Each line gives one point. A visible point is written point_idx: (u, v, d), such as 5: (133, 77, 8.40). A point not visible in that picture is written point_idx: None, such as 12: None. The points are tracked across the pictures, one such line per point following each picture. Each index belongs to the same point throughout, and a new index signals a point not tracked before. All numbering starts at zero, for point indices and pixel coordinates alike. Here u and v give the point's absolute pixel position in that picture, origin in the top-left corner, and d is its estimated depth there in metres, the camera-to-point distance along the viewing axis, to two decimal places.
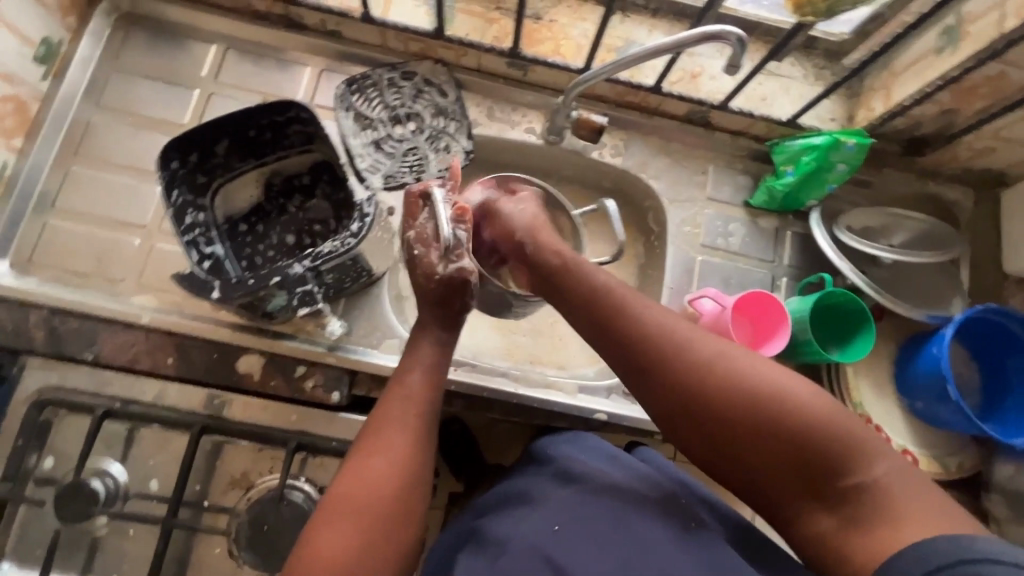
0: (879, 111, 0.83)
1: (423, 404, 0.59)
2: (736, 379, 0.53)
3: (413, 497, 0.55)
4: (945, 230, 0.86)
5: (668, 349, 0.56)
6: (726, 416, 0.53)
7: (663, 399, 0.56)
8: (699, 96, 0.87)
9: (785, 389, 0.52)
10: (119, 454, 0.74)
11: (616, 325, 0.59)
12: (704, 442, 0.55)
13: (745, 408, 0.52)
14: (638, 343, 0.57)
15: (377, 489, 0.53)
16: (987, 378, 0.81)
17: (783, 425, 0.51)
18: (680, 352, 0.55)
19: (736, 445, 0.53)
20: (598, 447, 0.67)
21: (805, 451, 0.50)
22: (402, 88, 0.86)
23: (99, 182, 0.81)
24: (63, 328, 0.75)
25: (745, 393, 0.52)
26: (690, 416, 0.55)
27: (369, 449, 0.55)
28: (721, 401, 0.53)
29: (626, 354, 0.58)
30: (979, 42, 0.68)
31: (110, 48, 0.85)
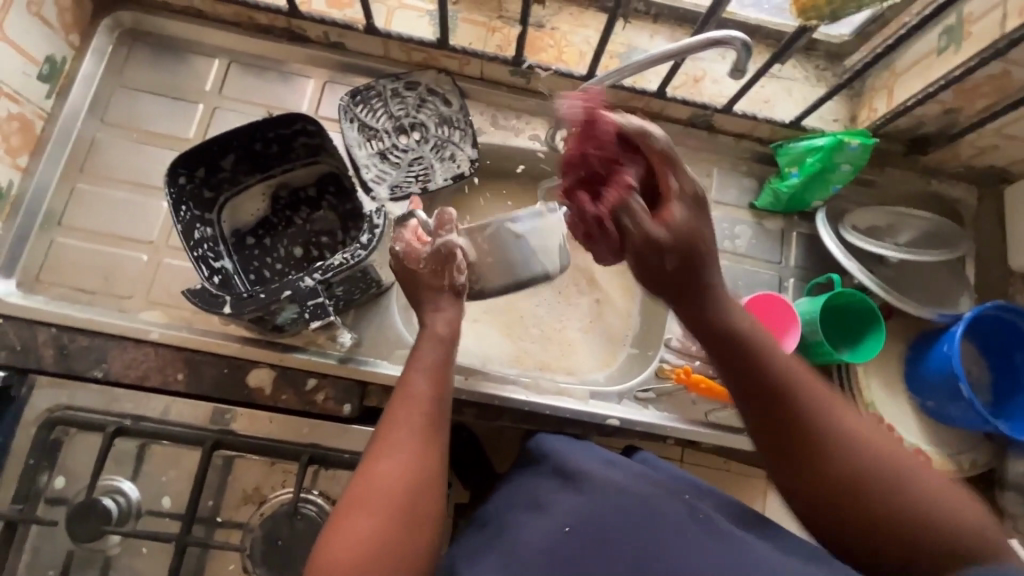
0: (882, 111, 0.83)
1: (434, 404, 0.58)
2: (868, 445, 0.48)
3: (423, 495, 0.53)
4: (949, 228, 0.86)
5: (807, 404, 0.50)
6: (862, 482, 0.47)
7: (795, 458, 0.49)
8: (702, 99, 0.88)
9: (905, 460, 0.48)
10: (131, 472, 0.74)
11: (750, 370, 0.51)
12: (835, 512, 0.48)
13: (882, 476, 0.47)
14: (774, 393, 0.50)
15: (392, 494, 0.52)
16: (996, 375, 0.82)
17: (914, 495, 0.46)
18: (817, 409, 0.49)
19: (870, 516, 0.47)
20: (599, 454, 0.68)
21: (937, 527, 0.45)
22: (406, 98, 0.86)
23: (104, 199, 0.81)
24: (71, 346, 0.74)
25: (876, 460, 0.48)
26: (822, 481, 0.48)
27: (380, 456, 0.54)
28: (860, 466, 0.47)
29: (761, 405, 0.50)
30: (981, 41, 0.68)
31: (112, 64, 0.85)
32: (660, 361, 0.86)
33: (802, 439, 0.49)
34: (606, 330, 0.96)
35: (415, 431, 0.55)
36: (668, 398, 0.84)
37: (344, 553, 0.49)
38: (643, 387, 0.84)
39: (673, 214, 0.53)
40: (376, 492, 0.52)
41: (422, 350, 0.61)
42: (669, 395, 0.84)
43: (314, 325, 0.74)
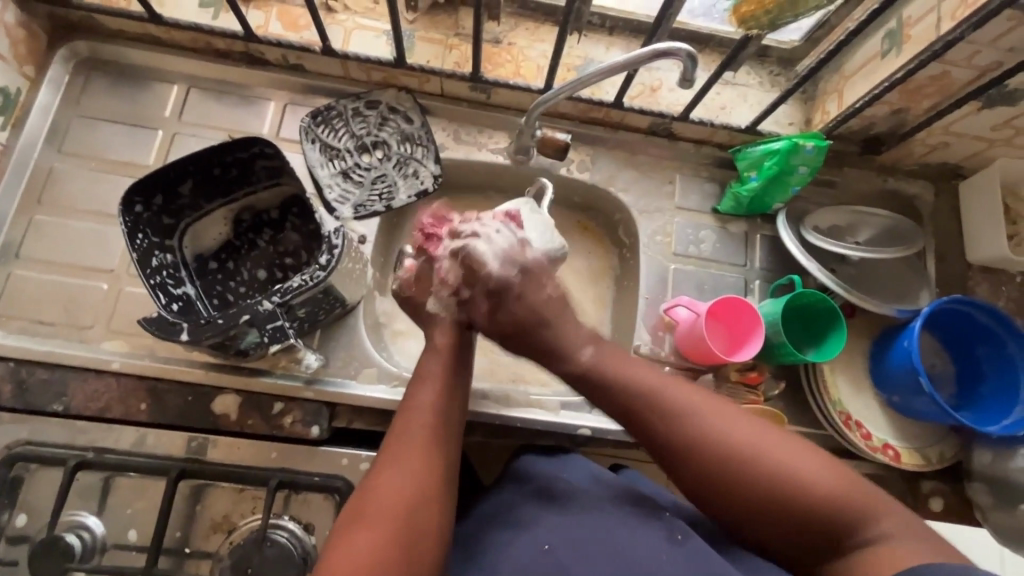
0: (834, 114, 0.84)
1: (434, 423, 0.60)
2: (759, 463, 0.56)
3: (421, 507, 0.55)
4: (907, 225, 0.88)
5: (691, 438, 0.58)
6: (754, 493, 0.56)
7: (691, 485, 0.59)
8: (659, 108, 0.89)
9: (807, 469, 0.55)
10: (96, 506, 0.73)
11: (641, 414, 0.62)
12: (734, 519, 0.57)
13: (771, 487, 0.55)
14: (661, 433, 0.60)
15: (399, 508, 0.54)
16: (960, 367, 0.83)
17: (804, 496, 0.54)
18: (707, 441, 0.58)
19: (764, 519, 0.55)
20: (580, 464, 0.68)
21: (822, 517, 0.53)
22: (367, 117, 0.87)
23: (63, 229, 0.80)
24: (31, 380, 0.74)
25: (767, 473, 0.56)
26: (720, 500, 0.57)
27: (387, 469, 0.57)
28: (753, 479, 0.56)
29: (655, 445, 0.61)
30: (921, 44, 0.70)
31: (69, 94, 0.85)
32: None
33: (694, 469, 0.58)
34: None
35: (422, 447, 0.58)
36: None
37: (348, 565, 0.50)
38: None
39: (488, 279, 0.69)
40: (384, 505, 0.54)
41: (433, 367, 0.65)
42: None
43: (274, 348, 0.73)
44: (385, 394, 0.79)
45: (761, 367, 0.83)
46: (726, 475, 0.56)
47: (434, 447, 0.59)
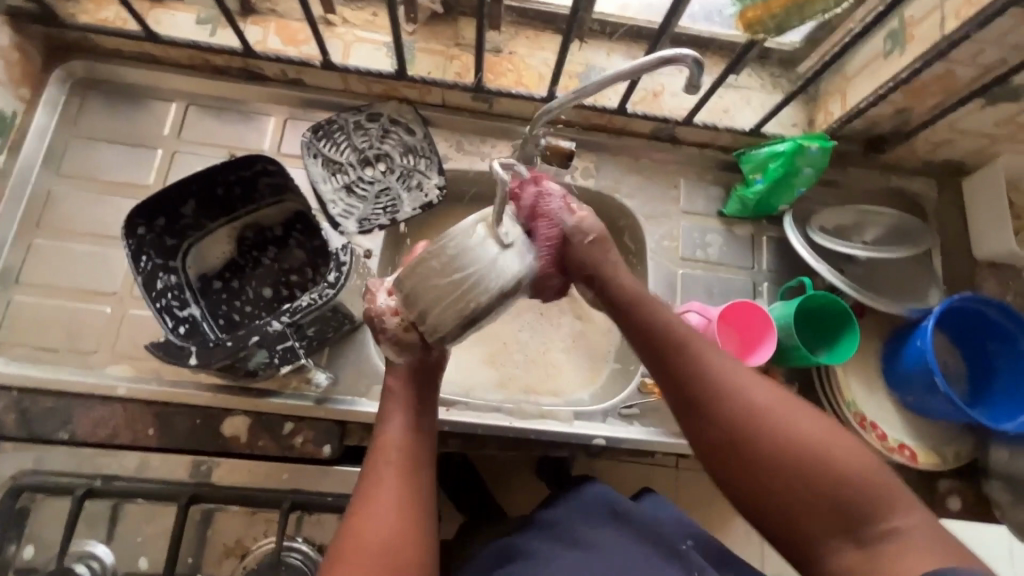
0: (838, 114, 0.84)
1: (406, 455, 0.58)
2: (780, 427, 0.54)
3: (402, 545, 0.53)
4: (913, 223, 0.88)
5: (716, 390, 0.56)
6: (778, 460, 0.53)
7: (713, 443, 0.56)
8: (663, 113, 0.88)
9: (828, 445, 0.53)
10: (104, 534, 0.71)
11: (669, 357, 0.58)
12: (742, 490, 0.55)
13: (793, 459, 0.53)
14: (685, 379, 0.57)
15: (377, 561, 0.52)
16: (972, 365, 0.83)
17: (823, 472, 0.52)
18: (732, 395, 0.56)
19: (775, 492, 0.53)
20: (601, 499, 0.69)
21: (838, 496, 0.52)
22: (369, 130, 0.86)
23: (64, 253, 0.79)
24: (34, 408, 0.72)
25: (794, 441, 0.53)
26: (732, 462, 0.55)
27: (360, 518, 0.54)
28: (776, 446, 0.54)
29: (677, 391, 0.58)
30: (924, 43, 0.69)
31: (66, 115, 0.84)
32: (642, 376, 0.85)
33: (712, 423, 0.56)
34: (589, 347, 0.96)
35: (394, 491, 0.56)
36: (655, 413, 0.83)
37: None
38: (626, 403, 0.83)
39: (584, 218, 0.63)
40: (361, 553, 0.52)
41: (397, 392, 0.60)
42: (655, 410, 0.83)
43: (285, 368, 0.72)
44: None
45: (774, 371, 0.83)
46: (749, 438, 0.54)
47: (411, 480, 0.57)
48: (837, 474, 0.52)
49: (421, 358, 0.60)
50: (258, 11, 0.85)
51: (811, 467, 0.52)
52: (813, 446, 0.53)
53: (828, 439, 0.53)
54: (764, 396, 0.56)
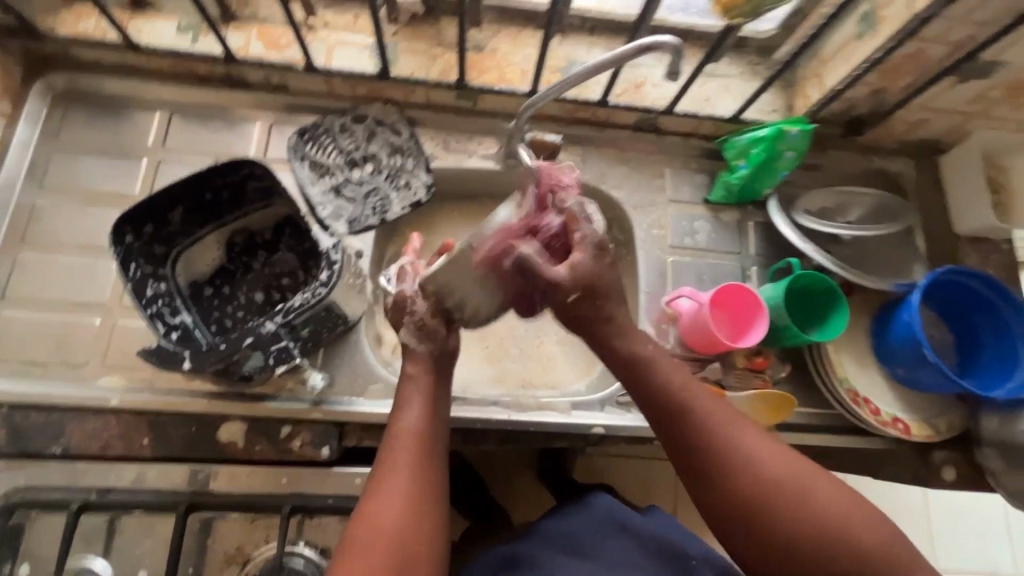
0: (816, 97, 0.85)
1: (422, 444, 0.60)
2: (789, 487, 0.58)
3: (414, 538, 0.55)
4: (897, 201, 0.89)
5: (725, 454, 0.59)
6: (797, 529, 0.57)
7: (733, 509, 0.58)
8: (645, 104, 0.89)
9: (834, 504, 0.57)
10: (102, 548, 0.70)
11: (678, 425, 0.62)
12: (751, 547, 0.58)
13: (812, 527, 0.56)
14: (695, 446, 0.61)
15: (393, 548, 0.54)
16: (958, 337, 0.85)
17: (830, 530, 0.56)
18: (753, 461, 0.59)
19: (784, 550, 0.57)
20: (610, 511, 0.69)
21: (844, 553, 0.56)
22: (355, 132, 0.87)
23: (50, 266, 0.78)
24: (25, 423, 0.71)
25: (814, 512, 0.57)
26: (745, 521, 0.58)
27: (374, 500, 0.56)
28: (794, 515, 0.57)
29: (686, 458, 0.61)
30: (895, 23, 0.71)
31: (48, 128, 0.83)
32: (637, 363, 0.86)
33: (722, 488, 0.59)
34: (583, 339, 0.97)
35: (406, 484, 0.57)
36: None
37: None
38: (623, 391, 0.83)
39: (577, 261, 0.62)
40: (375, 541, 0.54)
41: (415, 380, 0.64)
42: None
43: (281, 369, 0.71)
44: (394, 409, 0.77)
45: (767, 352, 0.84)
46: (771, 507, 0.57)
47: (426, 476, 0.59)
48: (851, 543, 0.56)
49: (440, 349, 0.66)
50: (239, 17, 0.85)
51: (829, 536, 0.56)
52: (830, 514, 0.57)
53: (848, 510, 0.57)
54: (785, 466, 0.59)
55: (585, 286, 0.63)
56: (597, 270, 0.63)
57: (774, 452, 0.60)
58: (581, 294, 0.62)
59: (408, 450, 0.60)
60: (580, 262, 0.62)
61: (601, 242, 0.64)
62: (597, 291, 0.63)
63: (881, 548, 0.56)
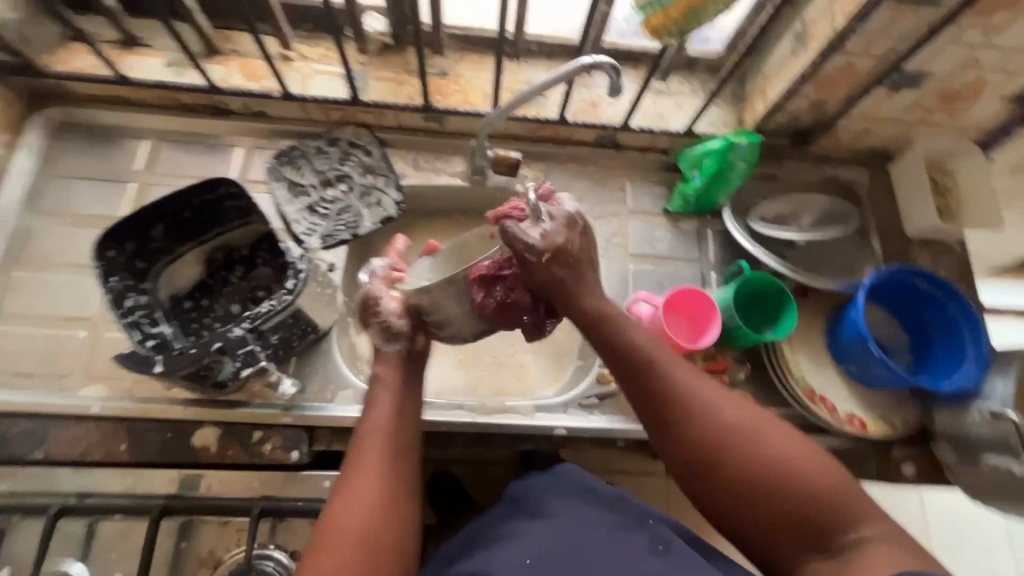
0: (761, 110, 0.90)
1: (393, 437, 0.65)
2: (753, 441, 0.61)
3: (386, 526, 0.58)
4: (844, 207, 0.94)
5: (691, 410, 0.63)
6: (759, 477, 0.59)
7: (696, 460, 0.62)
8: (602, 121, 0.95)
9: (792, 452, 0.60)
10: (80, 552, 0.72)
11: (643, 383, 0.65)
12: (716, 501, 0.62)
13: (772, 476, 0.59)
14: (664, 404, 0.64)
15: (356, 535, 0.57)
16: (911, 334, 0.87)
17: (788, 479, 0.59)
18: (713, 412, 0.62)
19: (746, 505, 0.60)
20: (575, 476, 0.73)
21: (804, 508, 0.58)
22: (329, 153, 0.92)
23: (42, 283, 0.83)
24: (11, 431, 0.75)
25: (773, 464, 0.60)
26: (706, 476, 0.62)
27: (348, 495, 0.60)
28: (754, 467, 0.60)
29: (656, 413, 0.64)
30: (822, 40, 0.76)
31: (44, 157, 0.89)
32: (598, 367, 0.89)
33: (687, 441, 0.63)
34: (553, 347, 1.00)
35: (378, 475, 0.61)
36: (613, 401, 0.86)
37: None
38: (586, 393, 0.86)
39: (550, 230, 0.66)
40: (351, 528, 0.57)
41: (386, 379, 0.69)
42: (613, 398, 0.86)
43: (248, 372, 0.74)
44: (361, 413, 0.80)
45: (726, 354, 0.86)
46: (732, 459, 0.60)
47: (398, 466, 0.63)
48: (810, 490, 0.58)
49: (410, 349, 0.71)
50: (221, 51, 0.92)
51: (789, 484, 0.59)
52: (789, 464, 0.59)
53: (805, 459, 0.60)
54: (744, 420, 0.62)
55: (564, 247, 0.66)
56: (570, 238, 0.67)
57: (733, 407, 0.63)
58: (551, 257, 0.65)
59: (381, 444, 0.64)
60: (556, 228, 0.66)
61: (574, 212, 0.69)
62: (568, 256, 0.66)
63: (838, 495, 0.59)
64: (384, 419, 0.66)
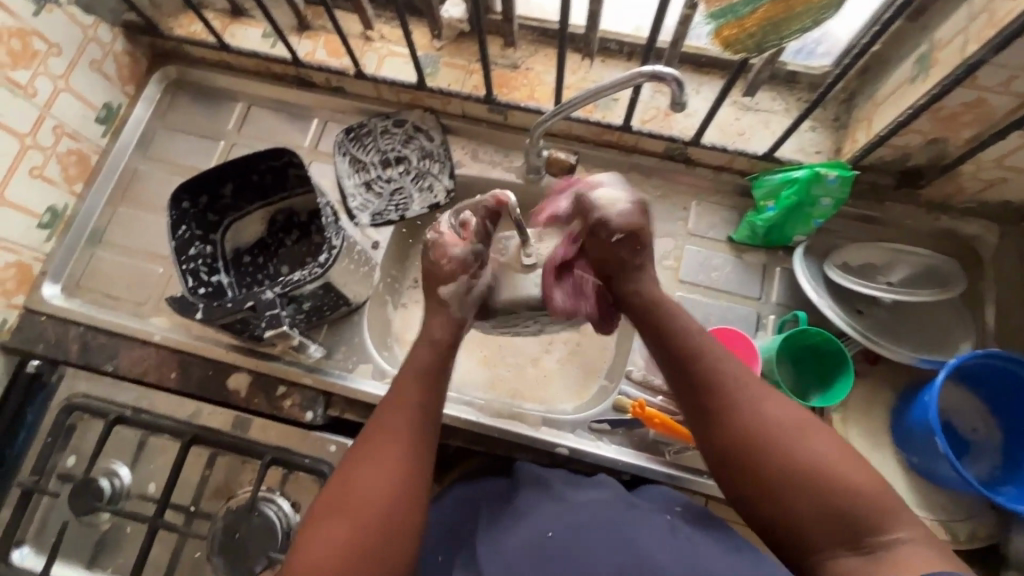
0: (863, 142, 0.78)
1: (428, 379, 0.66)
2: (788, 441, 0.55)
3: (414, 454, 0.61)
4: (951, 267, 0.78)
5: (726, 392, 0.59)
6: (790, 475, 0.54)
7: (722, 448, 0.58)
8: (672, 132, 0.87)
9: (831, 454, 0.54)
10: (129, 458, 0.84)
11: (682, 368, 0.62)
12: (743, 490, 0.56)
13: (806, 476, 0.53)
14: (701, 385, 0.61)
15: (390, 454, 0.60)
16: (1008, 436, 0.72)
17: (825, 480, 0.52)
18: (752, 406, 0.58)
19: (774, 499, 0.54)
20: (597, 480, 0.69)
21: (841, 509, 0.51)
22: (394, 134, 0.95)
23: (138, 220, 0.95)
24: (93, 342, 0.88)
25: (805, 464, 0.53)
26: (734, 480, 0.57)
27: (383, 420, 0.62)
28: (784, 462, 0.54)
29: (693, 399, 0.61)
30: (946, 68, 0.64)
31: (158, 109, 1.01)
32: (618, 394, 0.84)
33: (713, 435, 0.59)
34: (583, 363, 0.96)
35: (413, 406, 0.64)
36: (627, 432, 0.82)
37: (355, 494, 0.57)
38: (598, 418, 0.82)
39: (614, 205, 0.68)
40: (382, 446, 0.60)
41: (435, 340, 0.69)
42: (628, 429, 0.82)
43: (270, 335, 0.76)
44: (376, 390, 0.84)
45: None
46: (761, 451, 0.55)
47: (427, 405, 0.64)
48: (847, 493, 0.51)
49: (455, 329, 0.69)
50: (312, 26, 0.98)
51: (821, 485, 0.52)
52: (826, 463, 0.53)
53: (844, 461, 0.53)
54: (779, 416, 0.57)
55: (633, 228, 0.68)
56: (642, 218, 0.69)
57: (771, 401, 0.58)
58: (627, 234, 0.67)
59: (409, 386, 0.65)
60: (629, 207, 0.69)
61: (636, 200, 0.70)
62: (637, 232, 0.68)
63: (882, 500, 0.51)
64: (424, 361, 0.67)
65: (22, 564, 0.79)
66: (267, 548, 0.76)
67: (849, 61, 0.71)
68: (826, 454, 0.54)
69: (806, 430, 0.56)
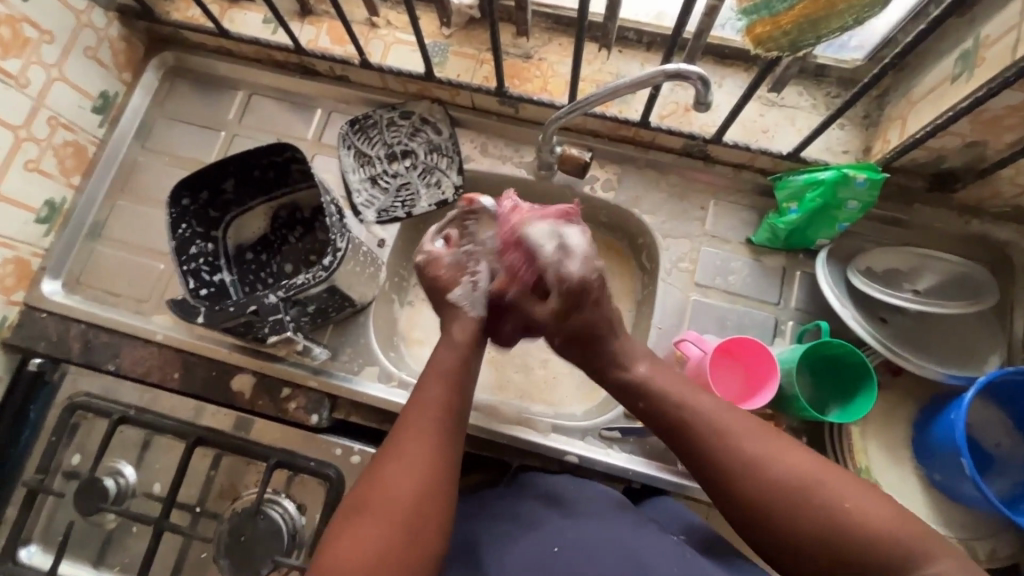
0: (894, 144, 0.74)
1: (453, 376, 0.65)
2: (800, 484, 0.53)
3: (442, 453, 0.59)
4: (981, 275, 0.74)
5: (728, 446, 0.56)
6: (805, 517, 0.52)
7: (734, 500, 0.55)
8: (692, 129, 0.84)
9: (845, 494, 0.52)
10: (133, 458, 0.83)
11: (678, 428, 0.59)
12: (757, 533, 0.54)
13: (821, 517, 0.51)
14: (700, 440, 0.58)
15: (420, 450, 0.59)
16: None
17: (842, 520, 0.50)
18: (759, 457, 0.55)
19: (791, 537, 0.52)
20: (600, 493, 0.68)
21: (861, 546, 0.50)
22: (400, 127, 0.91)
23: (138, 214, 0.93)
24: (96, 340, 0.86)
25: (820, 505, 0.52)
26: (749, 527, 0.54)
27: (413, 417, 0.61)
28: (798, 504, 0.52)
29: (695, 457, 0.58)
30: (993, 69, 0.60)
31: (157, 97, 0.98)
32: None
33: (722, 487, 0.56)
34: None
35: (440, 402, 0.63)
36: (638, 440, 0.80)
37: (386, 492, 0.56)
38: (609, 425, 0.81)
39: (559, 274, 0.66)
40: (413, 444, 0.59)
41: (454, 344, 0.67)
42: (639, 437, 0.80)
43: (274, 338, 0.75)
44: (381, 393, 0.83)
45: (780, 420, 0.75)
46: (773, 498, 0.53)
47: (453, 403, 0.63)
48: (867, 530, 0.50)
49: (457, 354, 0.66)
50: (315, 12, 0.94)
51: (838, 524, 0.50)
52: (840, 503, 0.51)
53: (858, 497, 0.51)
54: (787, 462, 0.54)
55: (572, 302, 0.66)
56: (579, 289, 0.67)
57: (775, 448, 0.55)
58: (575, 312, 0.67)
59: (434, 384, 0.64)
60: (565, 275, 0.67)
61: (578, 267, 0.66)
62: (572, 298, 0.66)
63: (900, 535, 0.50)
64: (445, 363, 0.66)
65: (30, 562, 0.79)
66: (273, 550, 0.75)
67: (888, 60, 0.66)
68: (840, 494, 0.52)
69: (816, 470, 0.54)
